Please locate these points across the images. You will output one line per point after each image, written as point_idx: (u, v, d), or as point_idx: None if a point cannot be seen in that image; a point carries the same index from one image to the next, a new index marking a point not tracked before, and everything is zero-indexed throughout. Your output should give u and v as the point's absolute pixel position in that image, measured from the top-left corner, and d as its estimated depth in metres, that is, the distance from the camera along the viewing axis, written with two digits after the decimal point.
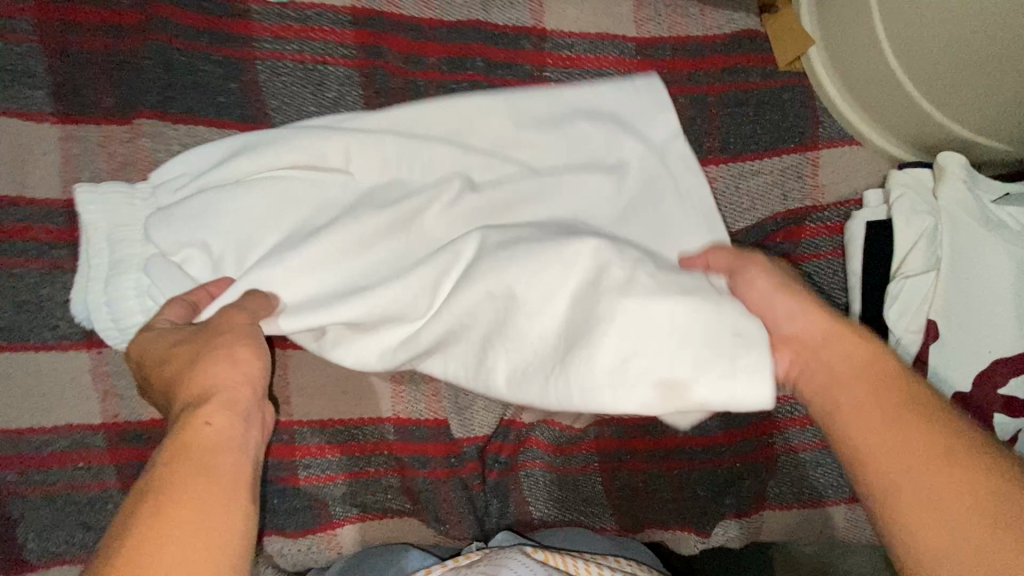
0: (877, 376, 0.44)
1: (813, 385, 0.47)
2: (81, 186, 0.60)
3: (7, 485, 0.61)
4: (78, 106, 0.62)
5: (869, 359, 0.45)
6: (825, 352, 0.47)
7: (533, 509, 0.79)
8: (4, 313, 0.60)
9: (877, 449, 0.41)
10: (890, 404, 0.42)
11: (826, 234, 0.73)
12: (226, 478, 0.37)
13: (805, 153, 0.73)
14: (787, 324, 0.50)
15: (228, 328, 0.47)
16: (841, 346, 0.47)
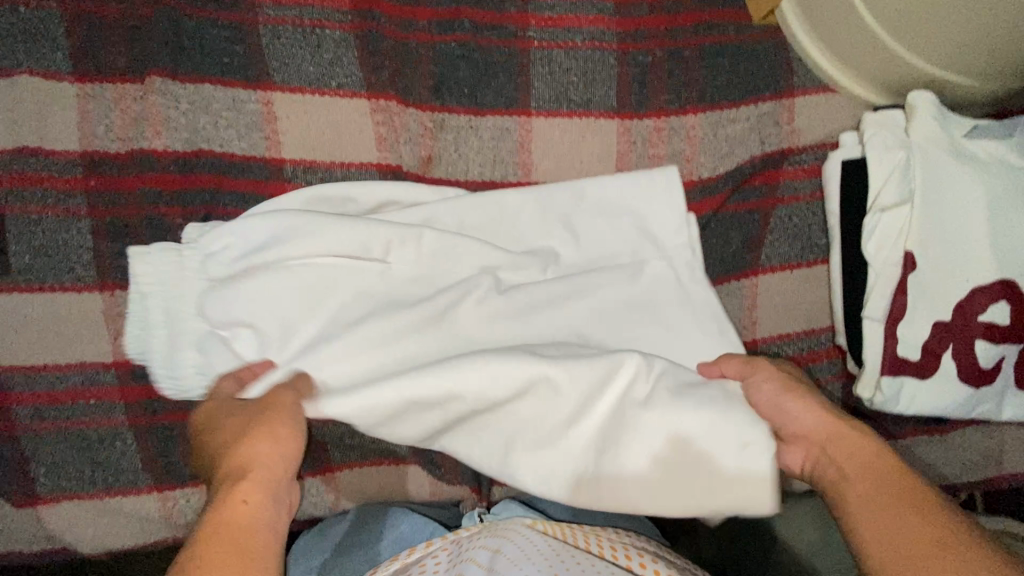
0: (872, 461, 0.52)
1: (821, 466, 0.55)
2: (138, 250, 0.64)
3: (21, 422, 0.64)
4: (95, 67, 0.67)
5: (866, 446, 0.54)
6: (832, 447, 0.55)
7: None
8: (24, 256, 0.64)
9: (871, 519, 0.49)
10: (889, 499, 0.49)
11: (804, 177, 0.76)
12: (251, 544, 0.45)
13: (780, 101, 0.76)
14: (796, 420, 0.58)
15: (272, 408, 0.55)
16: (846, 444, 0.54)
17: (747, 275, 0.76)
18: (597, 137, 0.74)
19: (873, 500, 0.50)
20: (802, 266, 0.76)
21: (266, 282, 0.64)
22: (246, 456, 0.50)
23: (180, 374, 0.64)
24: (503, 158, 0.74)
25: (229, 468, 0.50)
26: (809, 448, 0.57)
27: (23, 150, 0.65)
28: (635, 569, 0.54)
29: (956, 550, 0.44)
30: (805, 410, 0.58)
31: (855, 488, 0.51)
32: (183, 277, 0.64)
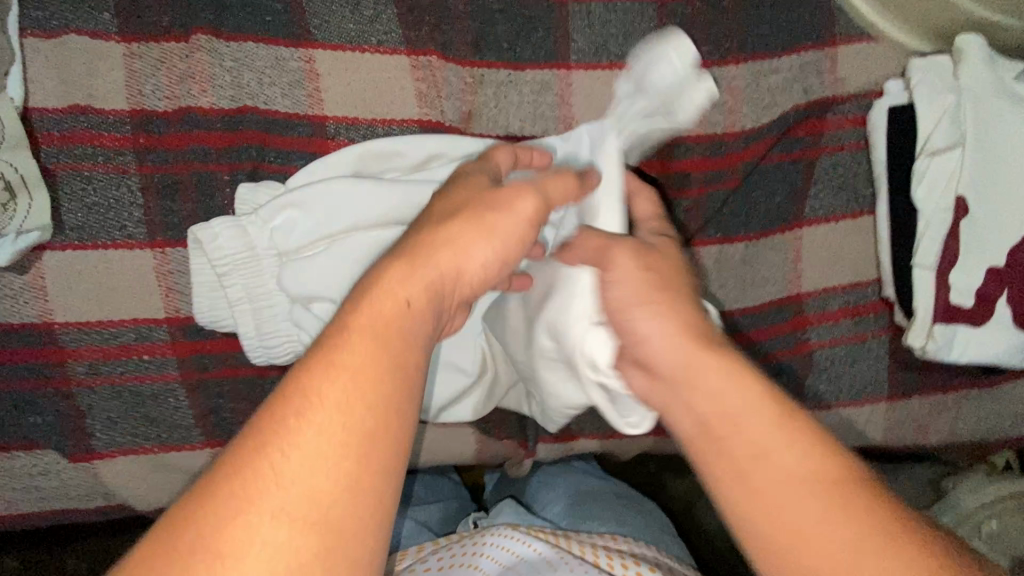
0: (752, 407, 0.45)
1: (697, 414, 0.48)
2: (197, 229, 0.62)
3: (76, 377, 0.65)
4: (142, 27, 0.67)
5: (742, 385, 0.46)
6: (688, 383, 0.48)
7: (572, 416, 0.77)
8: (76, 214, 0.65)
9: (761, 486, 0.44)
10: (748, 440, 0.45)
11: (848, 127, 0.75)
12: (403, 355, 0.41)
13: (823, 50, 0.74)
14: (648, 335, 0.50)
15: (507, 205, 0.49)
16: (702, 377, 0.48)
17: (792, 228, 0.75)
18: None
19: (762, 462, 0.44)
20: (847, 218, 0.75)
21: (328, 248, 0.64)
22: (436, 249, 0.46)
23: (274, 344, 0.65)
24: (544, 113, 0.74)
25: (423, 244, 0.46)
26: (675, 391, 0.49)
27: (74, 109, 0.66)
28: None
29: (853, 513, 0.41)
30: (656, 329, 0.49)
31: (740, 447, 0.45)
32: (246, 253, 0.63)
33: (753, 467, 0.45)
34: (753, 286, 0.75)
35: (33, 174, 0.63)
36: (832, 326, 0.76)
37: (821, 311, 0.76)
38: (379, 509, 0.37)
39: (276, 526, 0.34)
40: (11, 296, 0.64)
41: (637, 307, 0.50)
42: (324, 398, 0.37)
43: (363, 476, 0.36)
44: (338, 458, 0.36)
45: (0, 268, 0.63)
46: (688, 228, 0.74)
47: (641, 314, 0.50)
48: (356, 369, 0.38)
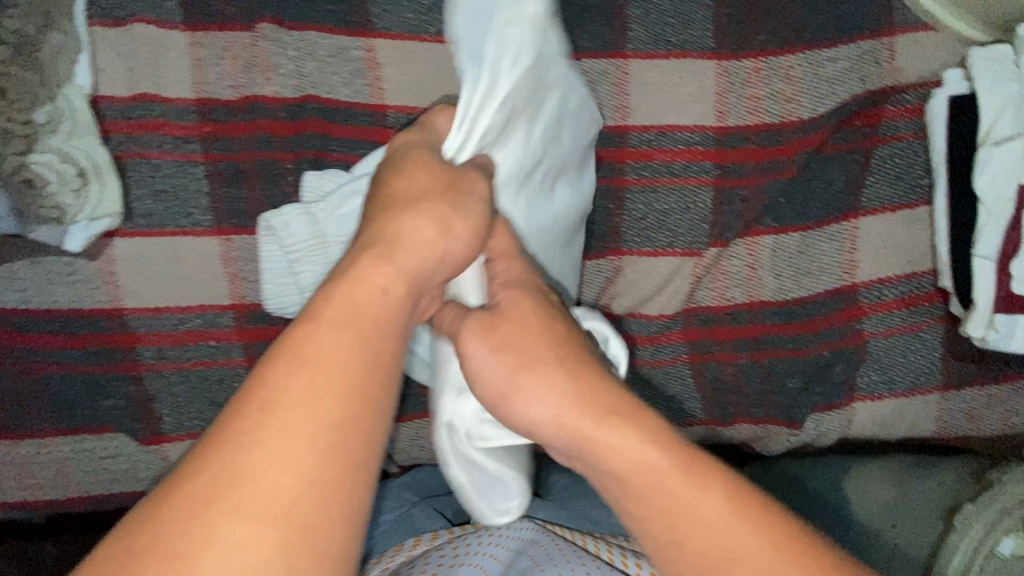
0: (651, 473, 0.44)
1: (610, 479, 0.46)
2: (268, 216, 0.64)
3: (145, 361, 0.66)
4: (205, 15, 0.67)
5: (649, 446, 0.45)
6: (600, 455, 0.46)
7: None
8: (144, 201, 0.66)
9: (697, 556, 0.43)
10: (674, 509, 0.44)
11: (906, 116, 0.75)
12: (381, 332, 0.44)
13: (880, 40, 0.74)
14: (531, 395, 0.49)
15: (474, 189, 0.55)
16: (615, 450, 0.45)
17: (848, 217, 0.75)
18: (694, 78, 0.73)
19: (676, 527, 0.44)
20: (904, 208, 0.75)
21: None
22: (397, 235, 0.50)
23: None
24: (601, 101, 0.73)
25: (378, 235, 0.50)
26: (586, 459, 0.47)
27: (141, 98, 0.66)
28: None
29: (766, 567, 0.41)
30: (539, 401, 0.48)
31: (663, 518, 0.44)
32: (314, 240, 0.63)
33: (669, 533, 0.44)
34: (809, 275, 0.75)
35: (103, 161, 0.63)
36: (886, 316, 0.76)
37: (876, 300, 0.76)
38: (367, 465, 0.40)
39: (270, 500, 0.36)
40: (82, 281, 0.65)
41: (518, 373, 0.49)
42: (295, 380, 0.40)
43: (337, 457, 0.38)
44: (316, 435, 0.38)
45: (73, 255, 0.65)
46: (744, 217, 0.74)
47: (529, 381, 0.49)
48: (323, 356, 0.41)
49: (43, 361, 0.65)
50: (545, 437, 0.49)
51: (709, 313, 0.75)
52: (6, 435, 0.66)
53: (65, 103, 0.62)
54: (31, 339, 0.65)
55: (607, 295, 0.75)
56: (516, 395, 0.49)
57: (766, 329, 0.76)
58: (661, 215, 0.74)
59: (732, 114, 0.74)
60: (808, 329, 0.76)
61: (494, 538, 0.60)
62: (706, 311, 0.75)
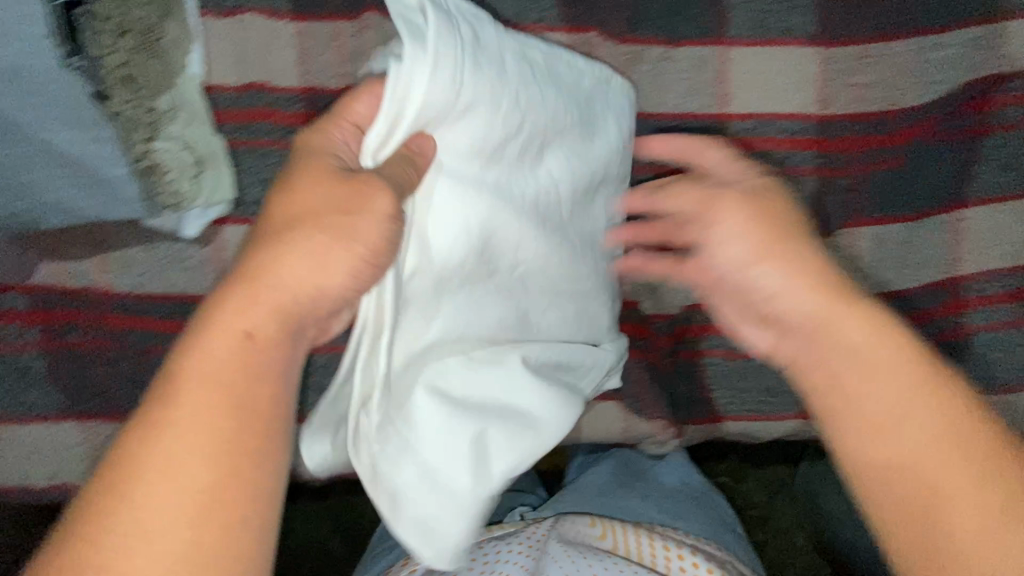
0: (884, 354, 0.50)
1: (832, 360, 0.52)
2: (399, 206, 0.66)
3: None
4: (311, 4, 0.67)
5: (886, 342, 0.51)
6: (823, 338, 0.53)
7: (717, 396, 0.77)
8: (255, 190, 0.67)
9: (916, 444, 0.48)
10: (905, 393, 0.49)
11: (1017, 104, 0.72)
12: (254, 376, 0.43)
13: (994, 24, 0.71)
14: (769, 288, 0.55)
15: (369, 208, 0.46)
16: (847, 330, 0.52)
17: (951, 208, 0.73)
18: (797, 66, 0.72)
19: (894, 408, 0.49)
20: (1013, 200, 0.73)
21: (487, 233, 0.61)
22: (260, 273, 0.45)
23: None
24: (700, 89, 0.72)
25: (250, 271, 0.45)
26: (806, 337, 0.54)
27: (251, 86, 0.67)
28: (675, 563, 0.62)
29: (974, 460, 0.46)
30: (788, 283, 0.55)
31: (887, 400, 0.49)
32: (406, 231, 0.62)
33: (895, 417, 0.49)
34: (909, 267, 0.75)
35: (216, 151, 0.64)
36: (989, 311, 0.75)
37: (980, 294, 0.75)
38: (259, 504, 0.43)
39: (151, 551, 0.40)
40: (196, 268, 0.67)
41: (756, 266, 0.56)
42: (171, 426, 0.42)
43: (224, 500, 0.41)
44: (195, 481, 0.41)
45: (187, 242, 0.66)
46: (847, 207, 0.74)
47: (763, 270, 0.56)
48: (191, 419, 0.42)
49: (161, 343, 0.67)
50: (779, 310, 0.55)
51: None
52: (120, 417, 0.68)
53: (182, 93, 0.62)
54: (147, 324, 0.67)
55: None
56: (753, 265, 0.56)
57: None
58: None
59: (836, 102, 0.73)
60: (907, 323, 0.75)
61: (514, 540, 0.65)
62: None
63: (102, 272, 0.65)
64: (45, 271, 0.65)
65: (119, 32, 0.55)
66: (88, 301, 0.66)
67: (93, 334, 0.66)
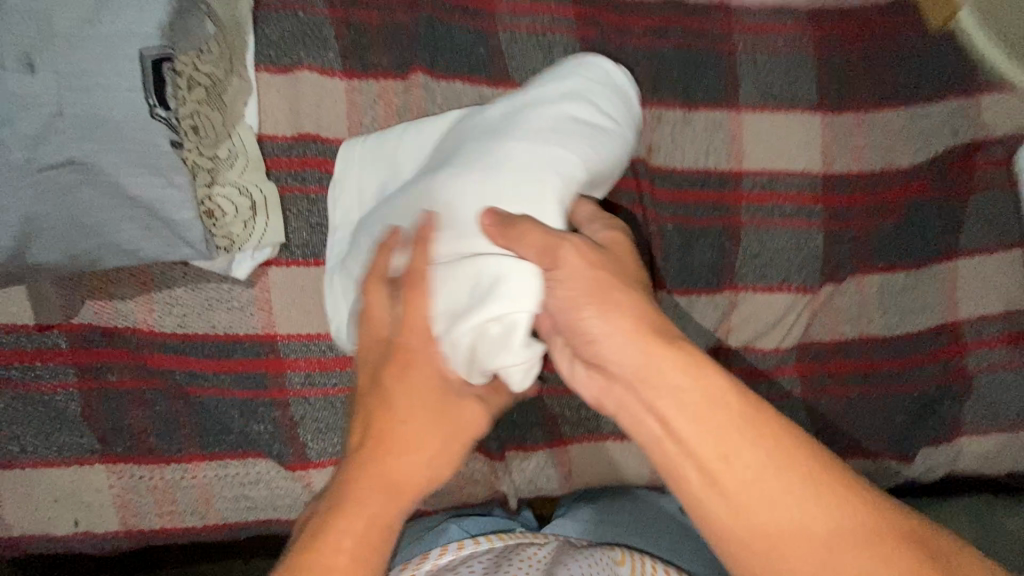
0: (717, 410, 0.43)
1: (762, 535, 0.42)
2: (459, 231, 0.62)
3: (293, 387, 0.68)
4: (363, 65, 0.73)
5: (801, 486, 0.42)
6: (647, 387, 0.45)
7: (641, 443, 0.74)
8: (301, 233, 0.70)
9: (766, 525, 0.42)
10: (747, 466, 0.42)
11: (995, 167, 0.81)
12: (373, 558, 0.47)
13: (966, 98, 0.82)
14: (603, 345, 0.47)
15: (460, 421, 0.54)
16: (673, 380, 0.44)
17: (948, 258, 0.79)
18: (801, 130, 0.80)
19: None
20: (1000, 251, 0.80)
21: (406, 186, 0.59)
22: (387, 461, 0.51)
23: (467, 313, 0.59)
24: (716, 148, 0.79)
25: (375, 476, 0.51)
26: (700, 465, 0.43)
27: (304, 137, 0.71)
28: None
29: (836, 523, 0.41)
30: (609, 333, 0.46)
31: (724, 470, 0.42)
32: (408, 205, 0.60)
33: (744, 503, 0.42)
34: (913, 313, 0.79)
35: (268, 197, 0.66)
36: (988, 352, 0.79)
37: (977, 338, 0.79)
38: None
39: None
40: (240, 308, 0.67)
41: (581, 311, 0.47)
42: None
43: None
44: None
45: (232, 282, 0.67)
46: (855, 255, 0.79)
47: (591, 314, 0.47)
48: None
49: (198, 385, 0.66)
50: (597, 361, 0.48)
51: (820, 346, 0.79)
52: (150, 459, 0.66)
53: (240, 143, 0.65)
54: (186, 363, 0.66)
55: (723, 329, 0.78)
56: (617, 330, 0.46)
57: (874, 363, 0.79)
58: (774, 252, 0.79)
59: (837, 161, 0.80)
60: (913, 365, 0.79)
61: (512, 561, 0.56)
62: (817, 343, 0.79)
63: (145, 311, 0.65)
64: (89, 309, 0.64)
65: (190, 85, 0.60)
66: (127, 340, 0.65)
67: (132, 375, 0.66)
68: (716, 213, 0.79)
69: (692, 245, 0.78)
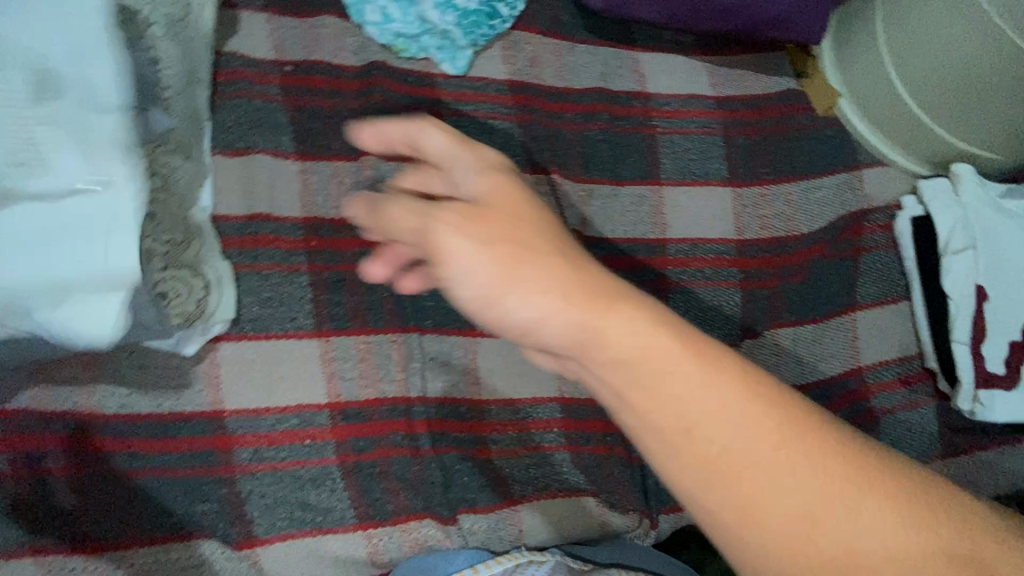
0: (691, 373, 0.48)
1: (741, 499, 0.46)
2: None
3: (241, 463, 0.67)
4: (316, 149, 0.79)
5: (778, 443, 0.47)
6: (601, 351, 0.49)
7: (568, 477, 0.77)
8: (253, 307, 0.71)
9: (760, 497, 0.46)
10: (741, 433, 0.47)
11: (880, 231, 0.93)
12: None
13: (850, 172, 0.96)
14: (536, 319, 0.49)
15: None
16: (622, 342, 0.48)
17: (847, 311, 0.89)
18: (716, 201, 0.91)
19: (824, 531, 0.45)
20: (891, 303, 0.91)
21: None
22: None
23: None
24: (644, 219, 0.88)
25: None
26: (679, 438, 0.47)
27: (256, 218, 0.74)
28: None
29: (836, 495, 0.46)
30: (541, 302, 0.48)
31: (716, 444, 0.47)
32: None
33: (734, 468, 0.46)
34: (824, 361, 0.88)
35: (223, 275, 0.68)
36: (891, 394, 0.89)
37: (879, 381, 0.89)
38: None
39: None
40: (188, 385, 0.68)
41: (506, 287, 0.48)
42: None
43: None
44: None
45: (181, 360, 0.68)
46: (769, 312, 0.88)
47: (515, 296, 0.48)
48: None
49: (142, 466, 0.65)
50: (538, 344, 0.51)
51: None
52: (85, 546, 0.63)
53: (194, 224, 0.68)
54: (128, 446, 0.65)
55: None
56: (552, 309, 0.48)
57: None
58: (699, 308, 0.86)
59: (748, 230, 0.90)
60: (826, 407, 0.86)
61: None
62: None
63: (89, 395, 0.65)
64: (27, 397, 0.63)
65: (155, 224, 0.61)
66: (68, 426, 0.64)
67: (69, 461, 0.63)
68: (646, 277, 0.86)
69: None
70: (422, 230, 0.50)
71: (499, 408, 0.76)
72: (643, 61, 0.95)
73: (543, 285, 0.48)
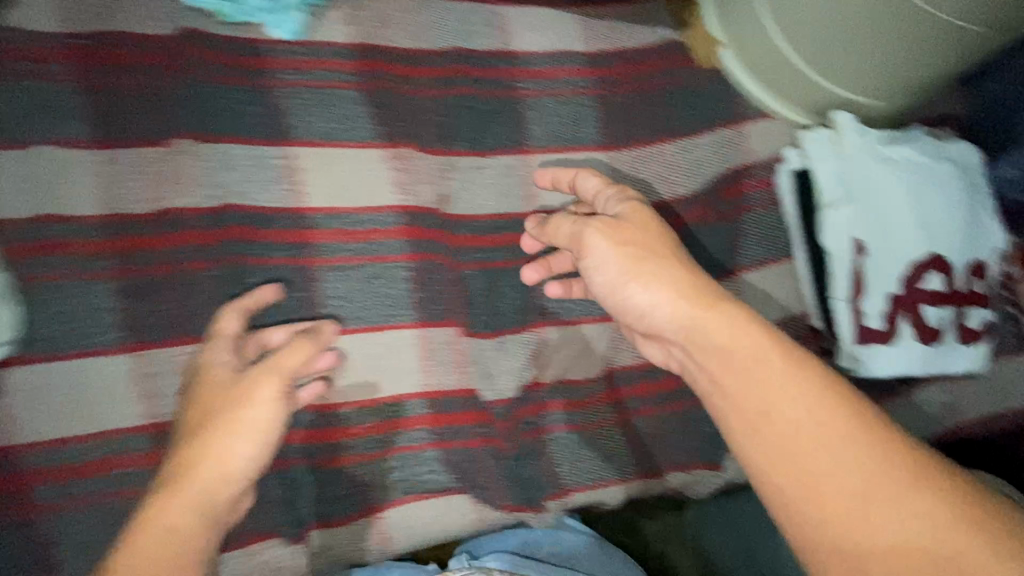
0: (772, 357, 0.54)
1: (798, 472, 0.51)
2: None
3: (42, 501, 0.61)
4: (115, 133, 0.69)
5: (855, 427, 0.50)
6: (693, 335, 0.57)
7: (434, 476, 0.73)
8: (50, 326, 0.63)
9: (824, 475, 0.50)
10: (827, 411, 0.51)
11: (762, 189, 0.89)
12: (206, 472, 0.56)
13: (731, 127, 0.91)
14: (645, 309, 0.60)
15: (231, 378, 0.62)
16: (729, 333, 0.55)
17: (727, 275, 0.86)
18: (589, 167, 0.84)
19: (869, 510, 0.48)
20: (774, 263, 0.88)
21: None
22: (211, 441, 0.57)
23: None
24: (511, 192, 0.81)
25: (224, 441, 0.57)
26: (746, 412, 0.54)
27: (44, 220, 0.65)
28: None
29: (891, 478, 0.49)
30: (657, 296, 0.59)
31: (790, 420, 0.52)
32: None
33: (806, 442, 0.51)
34: None
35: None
36: None
37: None
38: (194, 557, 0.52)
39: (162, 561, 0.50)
40: None
41: (628, 281, 0.61)
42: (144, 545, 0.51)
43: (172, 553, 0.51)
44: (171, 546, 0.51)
45: None
46: None
47: (636, 286, 0.60)
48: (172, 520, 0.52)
49: None
50: (654, 328, 0.61)
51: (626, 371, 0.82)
52: None
53: None
54: None
55: (535, 366, 0.79)
56: (665, 302, 0.58)
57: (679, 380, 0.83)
58: None
59: None
60: None
61: None
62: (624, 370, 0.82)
63: None
64: None
65: None
66: None
67: None
68: (515, 256, 0.81)
69: (495, 291, 0.79)
70: (575, 235, 0.65)
71: (351, 411, 0.70)
72: (507, 16, 0.87)
73: (651, 285, 0.60)
